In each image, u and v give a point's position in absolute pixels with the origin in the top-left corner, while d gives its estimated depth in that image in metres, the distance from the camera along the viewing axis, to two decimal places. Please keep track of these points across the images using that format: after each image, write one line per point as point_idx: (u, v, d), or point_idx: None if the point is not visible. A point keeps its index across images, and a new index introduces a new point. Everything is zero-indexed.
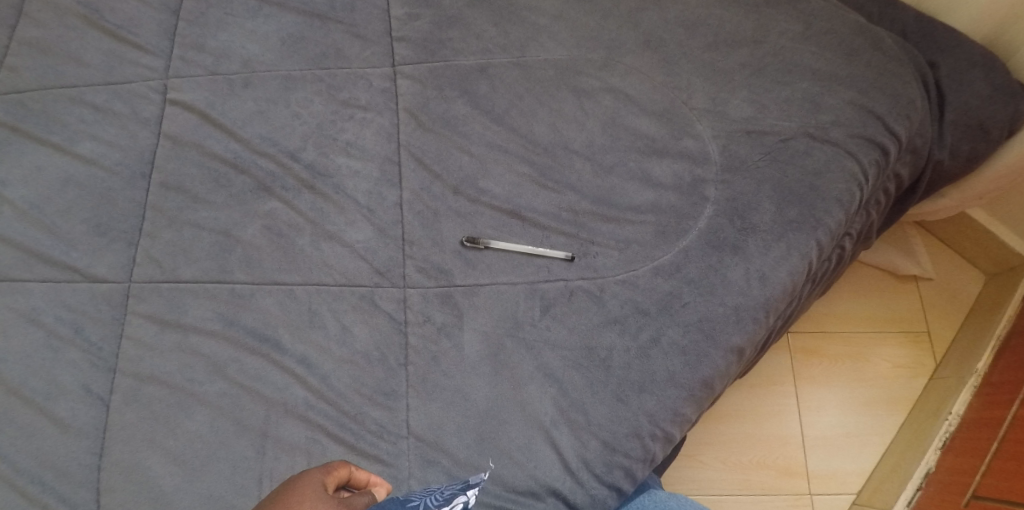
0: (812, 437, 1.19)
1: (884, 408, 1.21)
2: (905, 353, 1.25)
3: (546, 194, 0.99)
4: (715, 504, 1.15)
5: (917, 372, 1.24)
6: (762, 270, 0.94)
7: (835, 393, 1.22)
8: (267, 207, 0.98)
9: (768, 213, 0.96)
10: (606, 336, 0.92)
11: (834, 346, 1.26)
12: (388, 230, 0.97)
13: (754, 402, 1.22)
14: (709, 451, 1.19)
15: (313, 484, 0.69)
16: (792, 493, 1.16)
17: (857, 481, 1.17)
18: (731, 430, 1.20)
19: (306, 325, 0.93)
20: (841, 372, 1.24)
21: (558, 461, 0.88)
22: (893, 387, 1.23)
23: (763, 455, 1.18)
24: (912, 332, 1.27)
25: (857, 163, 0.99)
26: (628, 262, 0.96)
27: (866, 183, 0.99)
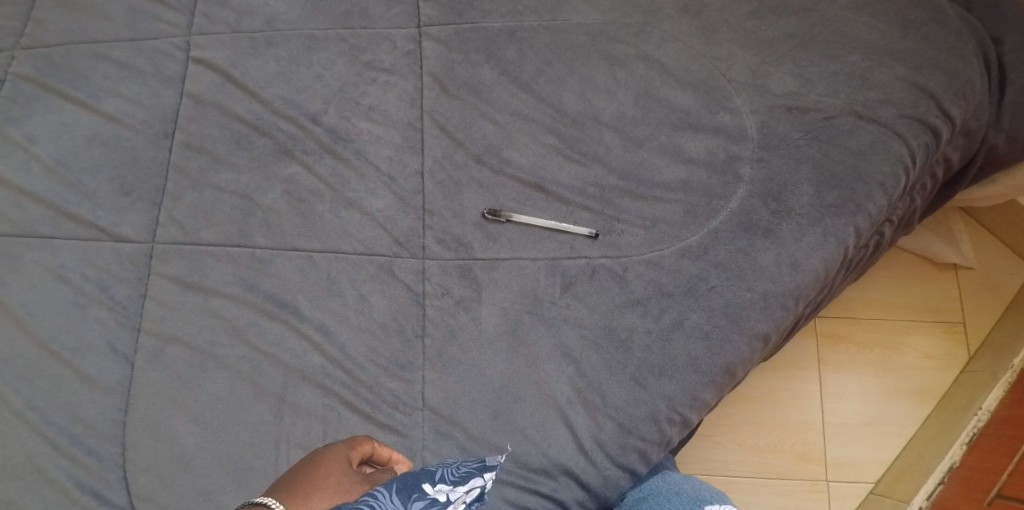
0: (834, 424, 1.17)
1: (911, 399, 1.18)
2: (939, 343, 1.21)
3: (572, 167, 0.96)
4: (729, 486, 1.15)
5: (949, 363, 1.19)
6: (795, 255, 0.91)
7: (862, 380, 1.19)
8: (288, 171, 0.97)
9: (805, 196, 0.92)
10: (628, 317, 0.90)
11: (864, 333, 1.22)
12: (409, 199, 0.95)
13: (777, 385, 1.20)
14: (725, 433, 1.18)
15: (340, 458, 0.69)
16: (808, 478, 1.14)
17: (877, 470, 1.15)
18: (750, 412, 1.19)
19: (324, 293, 0.92)
20: (870, 359, 1.20)
21: (572, 441, 0.87)
22: (922, 377, 1.19)
23: (781, 440, 1.16)
24: (948, 321, 1.22)
25: (904, 144, 0.93)
26: (654, 242, 0.93)
27: (913, 166, 0.93)
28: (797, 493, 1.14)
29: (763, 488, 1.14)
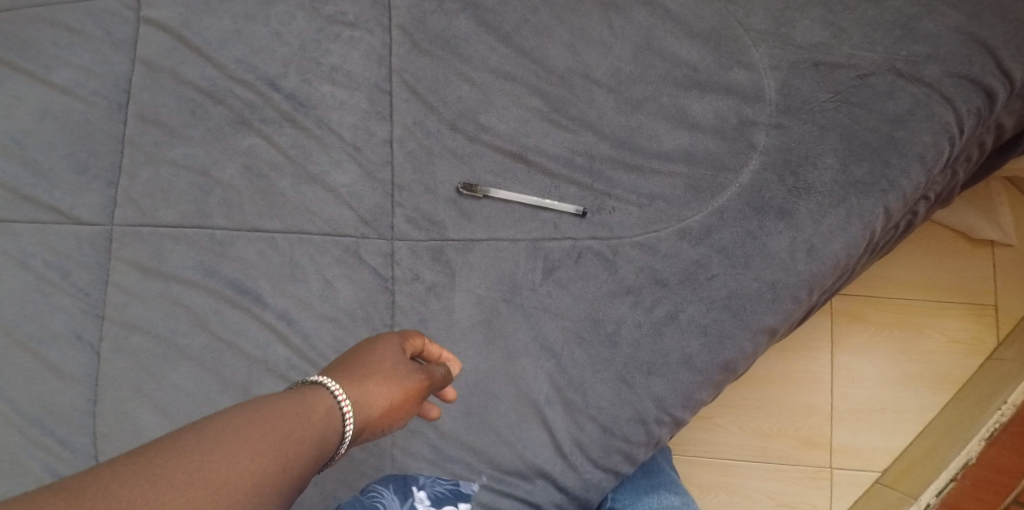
0: (844, 409, 1.09)
1: (930, 385, 1.09)
2: (966, 327, 1.10)
3: (559, 135, 0.85)
4: (728, 469, 1.09)
5: (975, 347, 1.09)
6: (812, 240, 0.79)
7: (878, 363, 1.10)
8: (246, 143, 0.88)
9: (829, 170, 0.79)
10: (616, 307, 0.81)
11: (884, 314, 1.11)
12: (376, 173, 0.86)
13: (786, 366, 1.11)
14: (729, 414, 1.11)
15: (393, 351, 0.58)
16: (811, 464, 1.08)
17: (885, 458, 1.08)
18: (754, 394, 1.11)
19: (285, 277, 0.84)
20: (890, 340, 1.11)
21: (549, 442, 0.80)
22: (943, 363, 1.09)
23: (786, 424, 1.09)
24: (979, 302, 1.10)
25: (951, 110, 0.78)
26: (648, 222, 0.83)
27: (959, 136, 0.78)
28: (799, 479, 1.08)
29: (763, 473, 1.09)
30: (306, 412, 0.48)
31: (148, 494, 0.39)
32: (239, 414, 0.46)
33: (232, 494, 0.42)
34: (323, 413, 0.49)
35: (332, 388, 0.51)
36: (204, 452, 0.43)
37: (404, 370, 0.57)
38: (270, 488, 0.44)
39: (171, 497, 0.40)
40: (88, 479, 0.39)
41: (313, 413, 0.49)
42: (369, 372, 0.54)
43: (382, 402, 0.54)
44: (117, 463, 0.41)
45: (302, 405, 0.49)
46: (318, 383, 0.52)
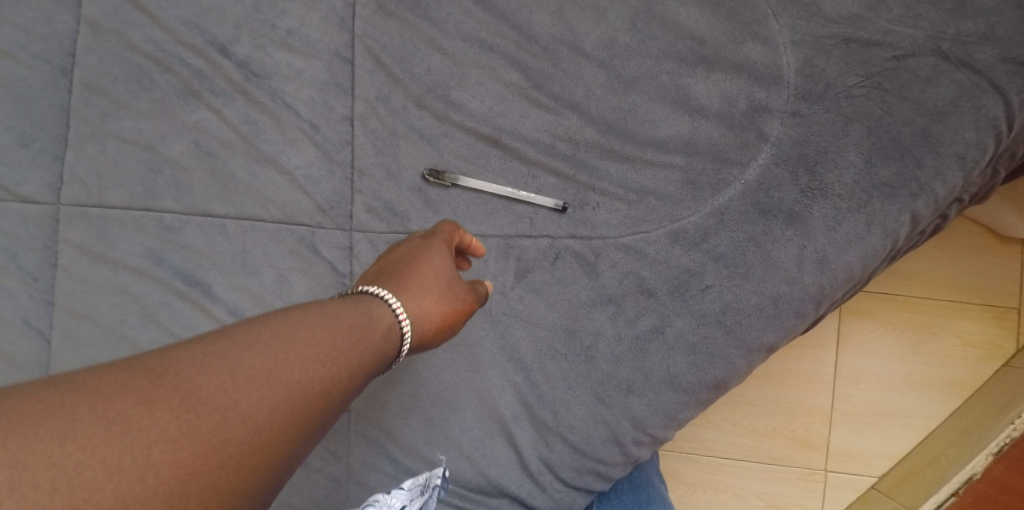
0: (844, 411, 1.01)
1: (938, 390, 1.00)
2: (984, 330, 1.00)
3: (540, 116, 0.75)
4: (718, 468, 1.02)
5: (991, 352, 0.99)
6: (824, 250, 0.68)
7: (885, 364, 1.01)
8: (195, 116, 0.78)
9: (852, 168, 0.68)
10: (594, 318, 0.72)
11: (896, 312, 1.01)
12: (335, 155, 0.77)
13: (784, 363, 1.02)
14: (721, 410, 1.02)
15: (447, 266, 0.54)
16: (804, 466, 1.01)
17: (885, 463, 1.00)
18: (748, 391, 1.02)
19: (237, 268, 0.77)
20: (900, 340, 1.01)
21: (515, 461, 0.73)
22: (956, 367, 1.00)
23: (780, 424, 1.01)
24: (1001, 305, 1.00)
25: (1000, 102, 0.67)
26: (635, 222, 0.73)
27: (1007, 133, 0.68)
28: (790, 481, 1.01)
29: (755, 473, 1.02)
30: (369, 327, 0.46)
31: (225, 384, 0.38)
32: (304, 319, 0.44)
33: (312, 391, 0.41)
34: (385, 329, 0.47)
35: (388, 300, 0.49)
36: (275, 347, 0.41)
37: (456, 281, 0.54)
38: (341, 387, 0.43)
39: (255, 387, 0.39)
40: (166, 358, 0.38)
41: (375, 327, 0.46)
42: (424, 282, 0.51)
43: (438, 311, 0.51)
44: (192, 346, 0.39)
45: (364, 315, 0.46)
46: (369, 295, 0.49)
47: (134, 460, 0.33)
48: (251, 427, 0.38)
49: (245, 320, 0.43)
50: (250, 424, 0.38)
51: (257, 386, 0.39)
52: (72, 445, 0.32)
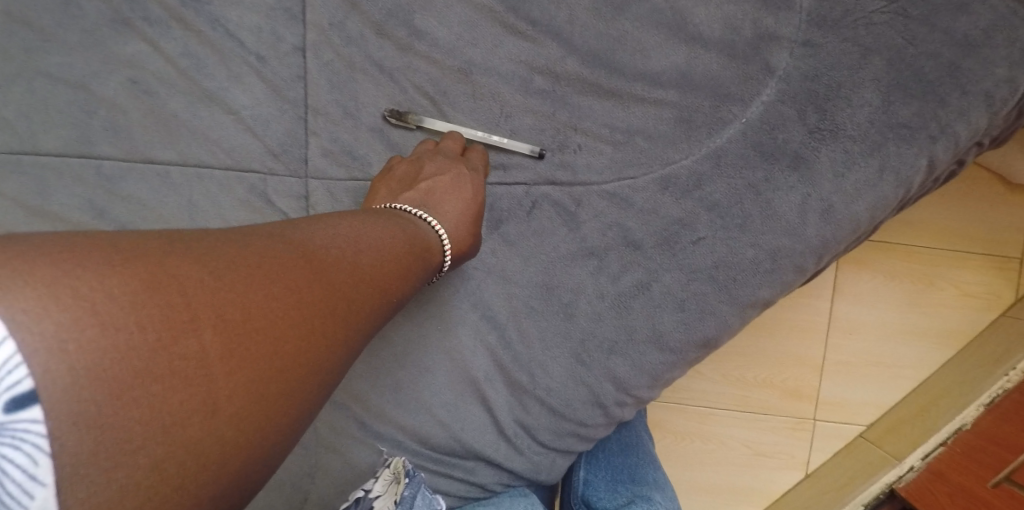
0: (836, 361, 0.99)
1: (932, 340, 0.98)
2: (983, 280, 0.97)
3: (515, 44, 0.66)
4: (705, 417, 1.01)
5: (990, 303, 0.97)
6: (830, 199, 0.62)
7: (881, 313, 0.98)
8: (129, 49, 0.68)
9: (866, 107, 0.61)
10: (574, 273, 0.66)
11: (895, 262, 0.97)
12: (286, 91, 0.68)
13: (777, 313, 0.98)
14: (709, 361, 1.00)
15: (470, 195, 0.62)
16: (793, 416, 1.00)
17: (873, 412, 0.99)
18: (739, 340, 0.99)
19: (184, 221, 0.68)
20: (897, 290, 0.98)
21: (490, 424, 0.68)
22: (953, 318, 0.98)
23: (771, 374, 0.99)
24: (1002, 254, 0.96)
25: None
26: (621, 166, 0.66)
27: None
28: (778, 430, 1.00)
29: (743, 423, 1.00)
30: (426, 250, 0.55)
31: (356, 270, 0.46)
32: (392, 234, 0.52)
33: (400, 294, 0.50)
34: (434, 255, 0.57)
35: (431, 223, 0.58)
36: (380, 253, 0.49)
37: (482, 210, 0.63)
38: (417, 278, 0.53)
39: (373, 281, 0.47)
40: (310, 239, 0.46)
41: (430, 251, 0.56)
42: (460, 210, 0.61)
43: (471, 236, 0.61)
44: (320, 231, 0.47)
45: (424, 239, 0.56)
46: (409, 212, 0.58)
47: (319, 309, 0.42)
48: (372, 309, 0.47)
49: (342, 216, 0.51)
50: (371, 307, 0.47)
51: (377, 267, 0.48)
52: (277, 298, 0.40)
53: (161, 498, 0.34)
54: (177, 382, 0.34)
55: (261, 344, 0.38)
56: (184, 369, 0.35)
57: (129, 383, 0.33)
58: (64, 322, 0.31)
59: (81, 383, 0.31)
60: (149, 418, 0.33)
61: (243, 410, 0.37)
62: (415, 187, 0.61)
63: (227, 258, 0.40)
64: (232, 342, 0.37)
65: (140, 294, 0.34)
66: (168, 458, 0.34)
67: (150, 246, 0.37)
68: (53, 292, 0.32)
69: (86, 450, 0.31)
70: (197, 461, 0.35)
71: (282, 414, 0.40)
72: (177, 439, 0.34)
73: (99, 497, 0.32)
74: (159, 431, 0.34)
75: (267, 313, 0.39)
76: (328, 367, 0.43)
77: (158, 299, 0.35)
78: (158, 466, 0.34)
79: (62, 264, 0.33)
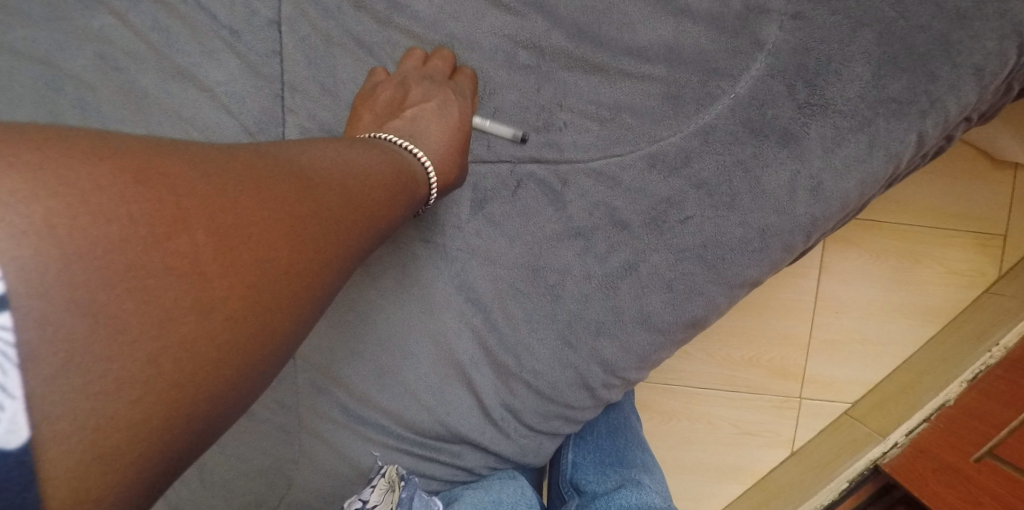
0: (823, 340, 0.99)
1: (918, 318, 0.98)
2: (969, 258, 0.97)
3: (497, 18, 0.64)
4: (694, 398, 1.00)
5: (975, 280, 0.97)
6: (819, 175, 0.61)
7: (868, 291, 0.98)
8: (96, 24, 0.65)
9: (856, 81, 0.60)
10: (561, 253, 0.64)
11: (882, 240, 0.97)
12: (262, 67, 0.66)
13: (766, 292, 0.98)
14: (697, 341, 1.00)
15: (451, 123, 0.61)
16: (779, 395, 1.00)
17: (859, 390, 1.00)
18: (727, 320, 0.99)
19: None
20: (884, 268, 0.97)
21: (476, 408, 0.67)
22: (938, 295, 0.98)
23: (760, 353, 0.99)
24: (988, 232, 0.96)
25: None
26: (608, 143, 0.64)
27: None
28: (766, 409, 1.00)
29: (731, 403, 1.00)
30: (416, 180, 0.54)
31: (349, 188, 0.46)
32: (385, 160, 0.52)
33: (393, 218, 0.49)
34: (422, 185, 0.55)
35: (411, 149, 0.56)
36: (373, 175, 0.49)
37: (467, 139, 0.62)
38: (410, 207, 0.52)
39: (366, 201, 0.46)
40: (303, 157, 0.45)
41: (420, 182, 0.55)
42: (443, 138, 0.59)
43: (455, 165, 0.60)
44: (313, 150, 0.47)
45: (414, 171, 0.55)
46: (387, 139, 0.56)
47: (311, 221, 0.42)
48: (366, 230, 0.46)
49: (335, 141, 0.50)
50: (365, 227, 0.46)
51: (369, 189, 0.48)
52: (267, 207, 0.40)
53: (159, 391, 0.35)
54: (167, 279, 0.35)
55: (251, 250, 0.38)
56: (173, 264, 0.35)
57: (122, 275, 0.34)
58: (54, 211, 0.32)
59: (70, 270, 0.32)
60: (140, 312, 0.34)
61: (237, 313, 0.38)
62: (400, 115, 0.60)
63: (218, 165, 0.40)
64: (225, 246, 0.37)
65: (128, 191, 0.35)
66: (159, 353, 0.35)
67: (146, 149, 0.38)
68: (46, 183, 0.33)
69: (79, 336, 0.32)
70: (191, 359, 0.36)
71: (275, 325, 0.40)
72: (170, 334, 0.35)
73: (93, 385, 0.33)
74: (151, 325, 0.34)
75: (260, 222, 0.39)
76: (322, 282, 0.43)
77: (148, 198, 0.36)
78: (149, 361, 0.34)
79: (56, 158, 0.34)
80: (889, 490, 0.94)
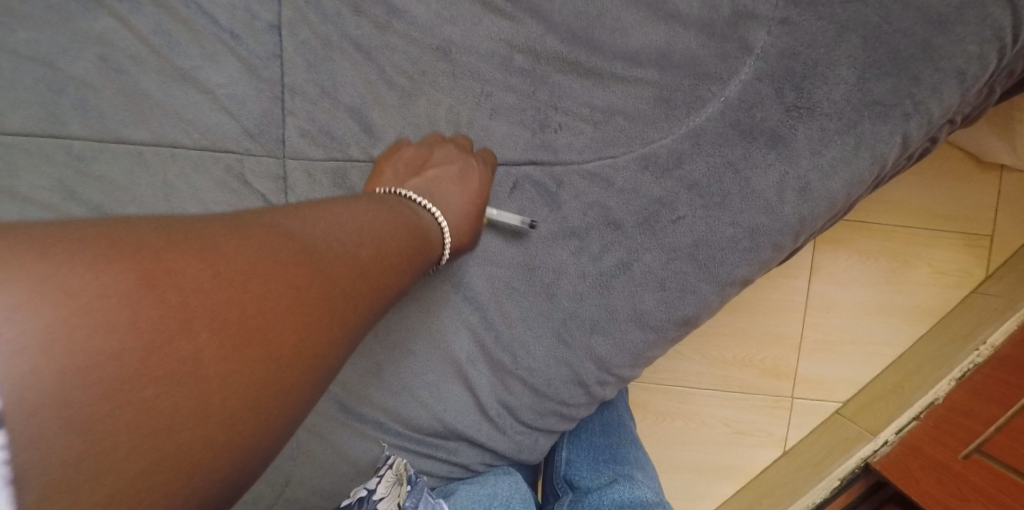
0: (815, 340, 1.01)
1: (908, 317, 1.00)
2: (956, 258, 0.99)
3: (494, 23, 0.65)
4: (689, 398, 1.02)
5: (962, 280, 0.99)
6: (806, 177, 0.62)
7: (860, 291, 1.00)
8: (98, 26, 0.66)
9: (841, 85, 0.61)
10: (556, 253, 0.66)
11: (873, 240, 0.99)
12: (262, 70, 0.67)
13: (759, 293, 1.00)
14: (691, 341, 1.01)
15: (472, 189, 0.61)
16: (772, 394, 1.02)
17: (850, 389, 1.01)
18: (722, 320, 1.01)
19: (160, 202, 0.67)
20: (872, 269, 0.99)
21: (473, 405, 0.68)
22: (928, 295, 0.99)
23: (753, 353, 1.01)
24: (972, 232, 0.98)
25: (1011, 9, 0.59)
26: (602, 144, 0.66)
27: (1014, 47, 0.61)
28: (759, 408, 1.02)
29: (724, 402, 1.02)
30: (421, 244, 0.53)
31: (350, 266, 0.44)
32: (388, 228, 0.50)
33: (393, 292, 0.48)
34: (430, 251, 0.55)
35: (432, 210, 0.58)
36: (375, 249, 0.47)
37: (482, 207, 0.62)
38: (412, 275, 0.51)
39: (366, 279, 0.45)
40: (307, 234, 0.44)
41: (426, 247, 0.54)
42: (463, 204, 0.60)
43: (468, 232, 0.61)
44: (315, 226, 0.45)
45: (421, 235, 0.54)
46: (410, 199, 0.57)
47: (320, 308, 0.41)
48: (365, 309, 0.45)
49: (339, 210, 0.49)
50: (365, 307, 0.45)
51: (370, 261, 0.46)
52: (268, 296, 0.38)
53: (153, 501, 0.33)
54: (183, 386, 0.34)
55: (248, 347, 0.37)
56: (171, 374, 0.34)
57: (118, 384, 0.32)
58: (54, 321, 0.31)
59: (65, 382, 0.31)
60: (136, 420, 0.33)
61: (233, 413, 0.36)
62: (421, 175, 0.61)
63: (218, 252, 0.38)
64: (224, 345, 0.36)
65: (126, 294, 0.34)
66: (155, 463, 0.33)
67: (145, 241, 0.36)
68: (40, 293, 0.31)
69: (70, 453, 0.31)
70: (185, 465, 0.34)
71: (272, 419, 0.38)
72: (164, 443, 0.33)
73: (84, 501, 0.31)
74: (146, 435, 0.33)
75: (260, 313, 0.38)
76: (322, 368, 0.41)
77: (148, 298, 0.34)
78: (143, 472, 0.33)
79: (53, 262, 0.33)
80: (880, 487, 0.95)
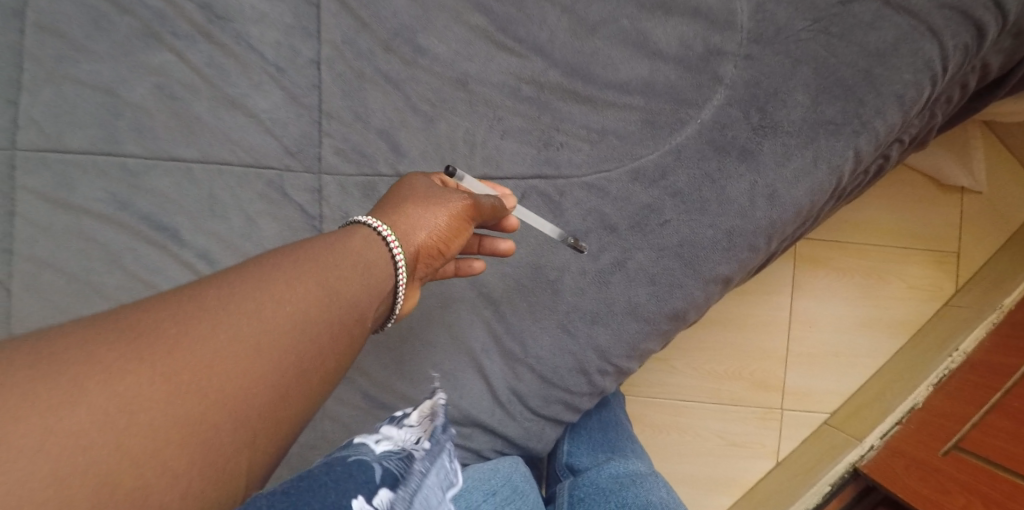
0: (798, 353, 1.10)
1: (884, 330, 1.11)
2: (926, 274, 1.11)
3: (504, 59, 0.77)
4: (681, 410, 1.10)
5: (934, 293, 1.11)
6: (774, 184, 0.74)
7: (838, 307, 1.11)
8: (156, 59, 0.75)
9: (800, 107, 0.74)
10: (560, 253, 0.75)
11: (846, 259, 1.11)
12: (302, 97, 0.77)
13: (741, 310, 1.10)
14: (679, 356, 1.10)
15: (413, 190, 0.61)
16: (761, 407, 1.10)
17: (835, 400, 1.10)
18: (710, 335, 1.10)
19: (204, 211, 0.75)
20: (850, 285, 1.11)
21: (487, 392, 0.76)
22: (900, 308, 1.11)
23: (739, 366, 1.10)
24: (941, 251, 1.11)
25: (937, 45, 0.73)
26: (600, 159, 0.77)
27: (942, 77, 0.74)
28: (750, 420, 1.10)
29: (713, 414, 1.10)
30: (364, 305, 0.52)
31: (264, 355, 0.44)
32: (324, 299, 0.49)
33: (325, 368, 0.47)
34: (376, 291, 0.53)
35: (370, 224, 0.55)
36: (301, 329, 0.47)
37: (436, 199, 0.60)
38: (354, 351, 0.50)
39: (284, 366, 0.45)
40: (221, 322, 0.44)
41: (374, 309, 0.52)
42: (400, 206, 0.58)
43: (418, 223, 0.58)
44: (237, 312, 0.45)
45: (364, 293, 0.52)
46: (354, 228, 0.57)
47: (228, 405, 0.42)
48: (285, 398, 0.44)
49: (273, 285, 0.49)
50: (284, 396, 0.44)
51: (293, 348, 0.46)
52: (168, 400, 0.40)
53: None
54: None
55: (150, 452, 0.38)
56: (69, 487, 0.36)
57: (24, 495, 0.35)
58: None
59: None
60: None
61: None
62: None
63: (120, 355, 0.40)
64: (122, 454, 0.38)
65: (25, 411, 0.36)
66: None
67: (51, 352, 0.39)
68: None
69: None
70: None
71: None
72: None
73: None
74: None
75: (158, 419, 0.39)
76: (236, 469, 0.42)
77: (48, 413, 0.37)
78: None
79: None
80: (868, 492, 1.02)
